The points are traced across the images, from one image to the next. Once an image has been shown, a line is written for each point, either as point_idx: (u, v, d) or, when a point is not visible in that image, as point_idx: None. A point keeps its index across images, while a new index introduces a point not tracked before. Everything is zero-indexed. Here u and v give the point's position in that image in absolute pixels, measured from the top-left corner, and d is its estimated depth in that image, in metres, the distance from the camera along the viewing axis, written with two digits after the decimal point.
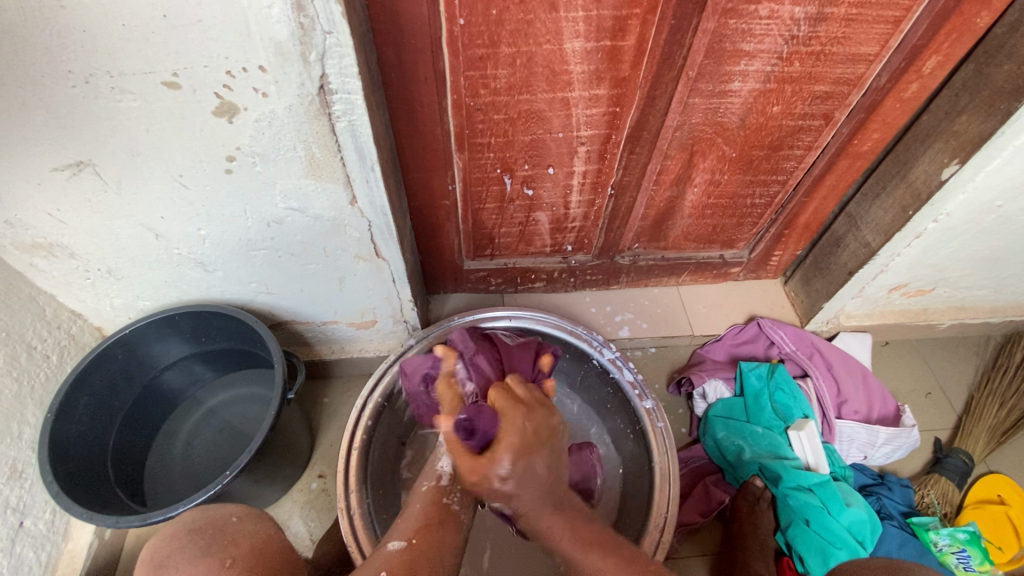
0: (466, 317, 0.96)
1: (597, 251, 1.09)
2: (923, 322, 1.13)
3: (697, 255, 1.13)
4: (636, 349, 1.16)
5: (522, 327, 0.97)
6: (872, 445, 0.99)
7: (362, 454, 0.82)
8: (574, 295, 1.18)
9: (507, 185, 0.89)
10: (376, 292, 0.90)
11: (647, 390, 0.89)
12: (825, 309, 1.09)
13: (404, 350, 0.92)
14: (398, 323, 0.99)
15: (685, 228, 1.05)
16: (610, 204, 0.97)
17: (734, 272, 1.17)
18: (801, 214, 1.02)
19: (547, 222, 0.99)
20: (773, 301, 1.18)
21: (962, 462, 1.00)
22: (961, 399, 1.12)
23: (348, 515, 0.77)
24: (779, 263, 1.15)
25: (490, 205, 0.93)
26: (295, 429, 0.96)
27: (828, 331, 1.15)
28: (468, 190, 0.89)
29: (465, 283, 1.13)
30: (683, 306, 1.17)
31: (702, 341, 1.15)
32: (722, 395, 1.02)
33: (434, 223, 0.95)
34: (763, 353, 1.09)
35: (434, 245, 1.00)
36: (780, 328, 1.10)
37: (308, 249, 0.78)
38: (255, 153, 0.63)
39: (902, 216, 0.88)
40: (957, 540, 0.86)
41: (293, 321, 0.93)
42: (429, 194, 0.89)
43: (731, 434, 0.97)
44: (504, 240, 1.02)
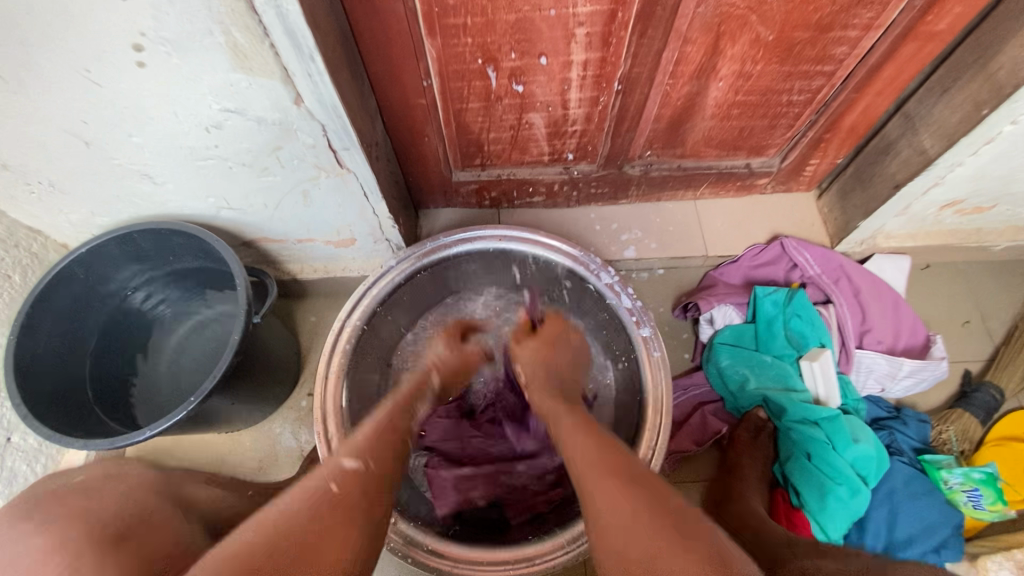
0: (451, 236, 0.88)
1: (603, 159, 0.95)
2: (974, 244, 0.99)
3: (720, 163, 0.98)
4: (642, 271, 1.06)
5: (512, 246, 0.88)
6: (892, 377, 0.91)
7: (338, 380, 0.79)
8: (577, 210, 1.07)
9: (492, 80, 0.75)
10: (348, 207, 0.81)
11: (646, 317, 0.82)
12: (861, 228, 0.96)
13: (384, 272, 0.85)
14: (379, 241, 0.92)
15: (705, 132, 0.90)
16: (617, 103, 0.82)
17: (761, 184, 1.03)
18: (848, 114, 0.86)
19: (543, 125, 0.86)
20: (803, 217, 1.05)
21: (990, 398, 0.91)
22: (1004, 327, 1.01)
23: (325, 440, 0.75)
24: (814, 173, 1.01)
25: (473, 105, 0.80)
26: (279, 349, 0.93)
27: (861, 253, 1.02)
28: (446, 84, 0.76)
29: (455, 197, 1.02)
30: (699, 224, 1.05)
31: (716, 263, 1.05)
32: (731, 322, 0.94)
33: (413, 128, 0.83)
34: (783, 277, 0.99)
35: (415, 154, 0.89)
36: (805, 249, 0.98)
37: (261, 159, 0.69)
38: (165, 40, 0.52)
39: (974, 116, 0.72)
40: (970, 479, 0.80)
41: (264, 238, 0.87)
42: (402, 92, 0.76)
43: (737, 365, 0.90)
44: (495, 147, 0.90)
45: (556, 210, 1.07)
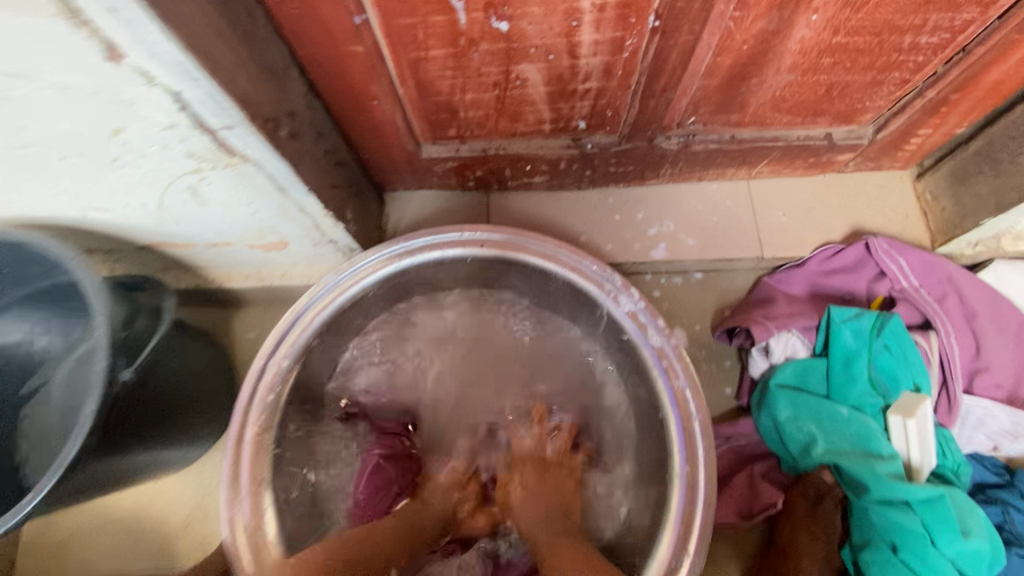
0: (414, 240, 0.64)
1: (627, 129, 0.69)
2: None
3: (789, 134, 0.71)
4: (673, 274, 0.82)
5: (500, 255, 0.65)
6: (1011, 433, 0.67)
7: (260, 443, 0.57)
8: (591, 193, 0.82)
9: (459, 14, 0.49)
10: (262, 204, 0.58)
11: (681, 362, 0.58)
12: (983, 226, 0.70)
13: (321, 290, 0.62)
14: (322, 243, 0.68)
15: (777, 91, 0.62)
16: (651, 48, 0.55)
17: (842, 160, 0.76)
18: (998, 63, 0.57)
19: (543, 81, 0.59)
20: (895, 206, 0.78)
21: None
22: None
23: (237, 529, 0.55)
24: (921, 146, 0.73)
25: (437, 53, 0.54)
26: (202, 380, 0.73)
27: (973, 257, 0.76)
28: (390, 21, 0.50)
29: (429, 177, 0.77)
30: (753, 214, 0.79)
31: (773, 266, 0.80)
32: (795, 354, 0.70)
33: (354, 89, 0.58)
34: (864, 290, 0.74)
35: (364, 123, 0.64)
36: (899, 253, 0.72)
37: (100, 146, 0.45)
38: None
39: None
40: None
41: (164, 243, 0.65)
42: (325, 36, 0.51)
43: (800, 416, 0.66)
44: (475, 114, 0.64)
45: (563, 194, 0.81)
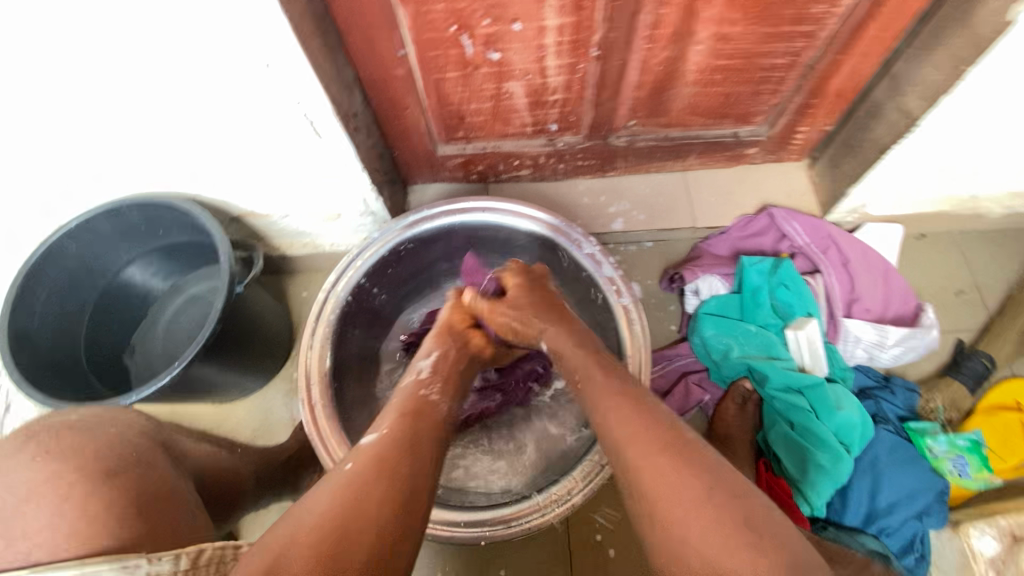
0: (433, 209, 0.88)
1: (587, 130, 0.95)
2: (969, 210, 0.98)
3: (706, 133, 0.97)
4: (630, 244, 1.06)
5: (494, 220, 0.89)
6: (881, 345, 0.89)
7: (323, 348, 0.80)
8: (565, 183, 1.07)
9: (467, 48, 0.76)
10: (330, 178, 0.83)
11: (626, 287, 0.82)
12: (850, 195, 0.95)
13: (368, 244, 0.86)
14: (365, 216, 0.93)
15: (689, 99, 0.89)
16: (596, 69, 0.81)
17: (750, 153, 1.02)
18: (834, 77, 0.84)
19: (523, 94, 0.86)
20: (794, 187, 1.03)
21: (981, 367, 0.90)
22: (998, 296, 0.99)
23: (309, 407, 0.77)
24: (804, 141, 0.99)
25: (451, 74, 0.80)
26: (269, 320, 0.95)
27: (852, 223, 1.01)
28: (422, 53, 0.76)
29: (442, 171, 1.03)
30: (688, 195, 1.04)
31: (706, 235, 1.04)
32: (717, 292, 0.94)
33: (394, 100, 0.84)
34: (771, 248, 0.98)
35: (397, 127, 0.90)
36: (793, 219, 0.96)
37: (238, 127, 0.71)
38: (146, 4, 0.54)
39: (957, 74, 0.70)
40: (955, 446, 0.80)
41: (251, 214, 0.89)
42: (379, 63, 0.77)
43: (720, 335, 0.89)
44: (477, 119, 0.90)
45: (544, 185, 1.07)
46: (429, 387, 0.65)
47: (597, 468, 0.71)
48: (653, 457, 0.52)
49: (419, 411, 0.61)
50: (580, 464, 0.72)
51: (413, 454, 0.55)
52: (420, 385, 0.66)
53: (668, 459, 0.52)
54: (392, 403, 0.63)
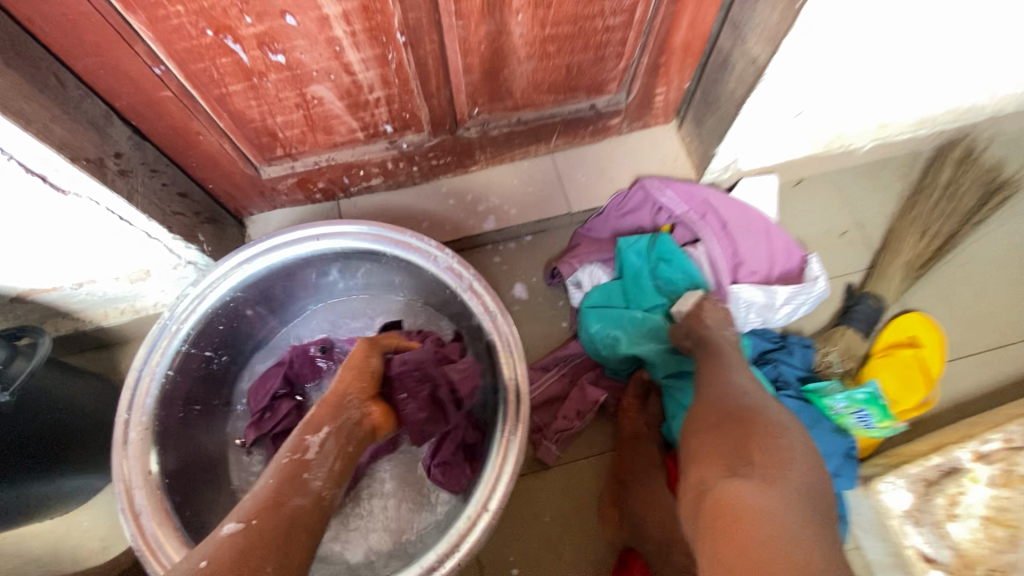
0: (256, 244, 0.74)
1: (429, 126, 0.84)
2: (839, 150, 0.94)
3: (562, 109, 0.89)
4: (508, 241, 0.97)
5: (335, 245, 0.76)
6: (771, 307, 0.85)
7: (142, 439, 0.65)
8: (427, 186, 0.96)
9: (240, 54, 0.62)
10: (111, 233, 0.67)
11: (493, 297, 0.72)
12: (719, 154, 0.89)
13: (181, 301, 0.71)
14: (180, 265, 0.78)
15: (530, 76, 0.80)
16: (410, 58, 0.70)
17: (614, 124, 0.94)
18: (675, 31, 0.77)
19: (336, 97, 0.73)
20: (666, 152, 0.97)
21: (870, 309, 0.88)
22: (880, 231, 0.97)
23: (133, 517, 0.62)
24: (667, 102, 0.92)
25: (235, 87, 0.67)
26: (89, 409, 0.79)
27: (729, 180, 0.96)
28: (186, 68, 0.62)
29: (277, 196, 0.89)
30: (558, 178, 0.96)
31: (584, 218, 0.96)
32: (599, 282, 0.88)
33: (175, 127, 0.69)
34: (650, 222, 0.91)
35: (198, 156, 0.75)
36: (668, 187, 0.90)
37: None
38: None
39: (789, 13, 0.64)
40: (854, 401, 0.75)
41: (33, 291, 0.72)
42: (133, 86, 0.62)
43: (607, 329, 0.82)
44: (292, 133, 0.77)
45: (402, 192, 0.95)
46: (316, 469, 0.56)
47: (479, 518, 0.61)
48: (734, 455, 0.52)
49: (280, 501, 0.52)
50: (462, 516, 0.62)
51: (277, 542, 0.49)
52: (304, 465, 0.56)
53: (733, 438, 0.54)
54: (260, 486, 0.54)
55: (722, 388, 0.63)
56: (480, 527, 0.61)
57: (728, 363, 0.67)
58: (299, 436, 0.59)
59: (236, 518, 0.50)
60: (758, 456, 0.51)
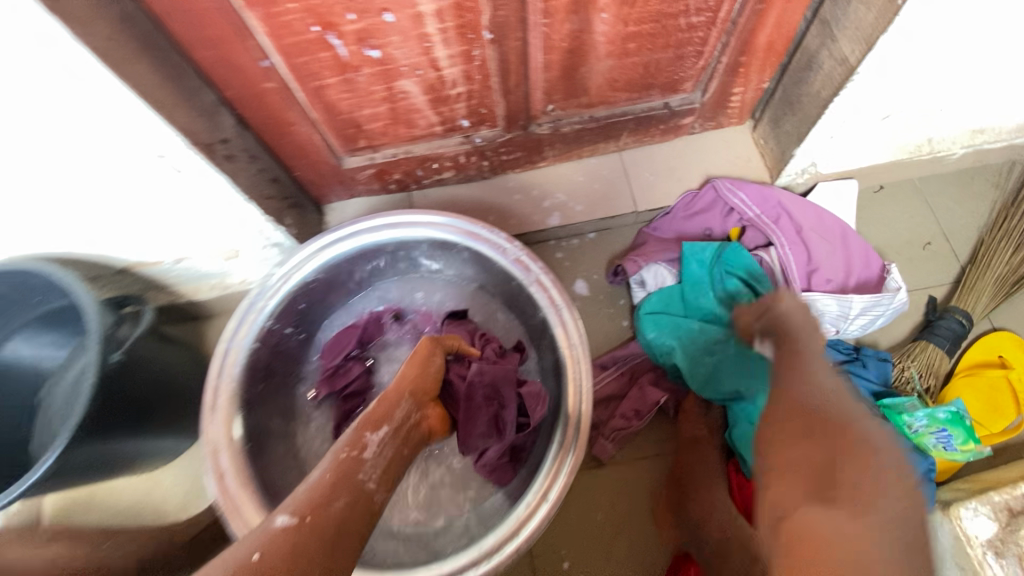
0: (342, 229, 0.79)
1: (504, 121, 0.86)
2: (928, 156, 0.90)
3: (635, 108, 0.89)
4: (572, 237, 0.98)
5: (411, 234, 0.79)
6: (846, 317, 0.81)
7: (230, 405, 0.71)
8: (494, 181, 0.99)
9: (340, 49, 0.66)
10: (210, 212, 0.73)
11: (561, 293, 0.74)
12: (797, 156, 0.87)
13: (270, 282, 0.76)
14: (268, 246, 0.83)
15: (607, 73, 0.80)
16: (494, 55, 0.72)
17: (687, 123, 0.93)
18: (760, 30, 0.76)
19: (421, 92, 0.76)
20: (738, 153, 0.95)
21: (956, 324, 0.83)
22: (969, 243, 0.92)
23: (217, 478, 0.67)
24: (743, 102, 0.91)
25: (331, 80, 0.71)
26: (180, 377, 0.85)
27: (805, 184, 0.93)
28: (290, 61, 0.67)
29: (356, 185, 0.94)
30: (626, 176, 0.96)
31: (650, 217, 0.96)
32: (663, 283, 0.86)
33: (274, 116, 0.74)
34: (720, 225, 0.90)
35: (290, 145, 0.80)
36: (740, 190, 0.89)
37: (80, 177, 0.61)
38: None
39: (887, 11, 0.61)
40: (935, 420, 0.73)
41: (139, 263, 0.79)
42: (242, 78, 0.67)
43: (670, 330, 0.82)
44: (376, 125, 0.81)
45: (471, 185, 0.98)
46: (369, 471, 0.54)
47: (538, 508, 0.63)
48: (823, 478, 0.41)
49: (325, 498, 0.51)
50: (523, 504, 0.65)
51: (321, 546, 0.47)
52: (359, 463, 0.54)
53: (826, 454, 0.43)
54: (315, 478, 0.53)
55: (805, 382, 0.50)
56: (540, 516, 0.63)
57: (808, 349, 0.54)
58: (358, 431, 0.57)
59: (289, 511, 0.49)
60: (851, 481, 0.41)
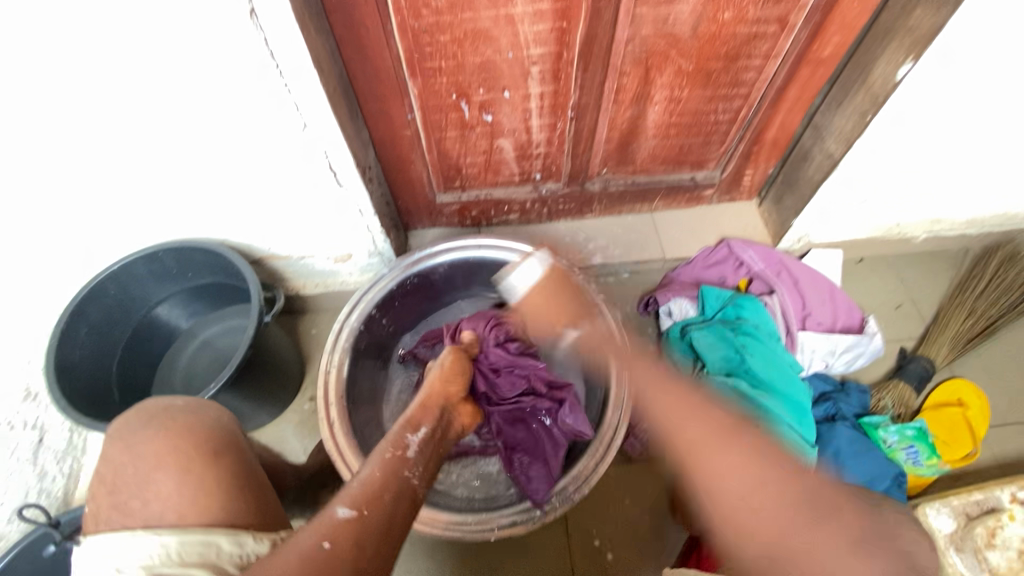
0: (437, 246, 0.99)
1: (567, 178, 1.10)
2: (897, 236, 1.13)
3: (668, 178, 1.13)
4: (609, 276, 1.19)
5: (490, 252, 0.99)
6: (834, 353, 1.01)
7: (340, 369, 0.88)
8: (548, 225, 1.21)
9: (465, 112, 0.91)
10: (345, 223, 0.93)
11: (609, 308, 0.91)
12: (795, 226, 1.10)
13: (377, 280, 0.96)
14: (374, 255, 1.03)
15: (651, 149, 1.05)
16: (572, 127, 0.97)
17: (707, 195, 1.18)
18: (768, 129, 1.01)
19: (512, 149, 1.01)
20: (747, 222, 1.19)
21: (922, 369, 1.02)
22: (931, 309, 1.13)
23: (329, 426, 0.84)
24: (752, 182, 1.15)
25: (451, 133, 0.95)
26: (284, 354, 1.01)
27: (800, 250, 1.16)
28: (427, 117, 0.91)
29: (440, 217, 1.16)
30: (656, 231, 1.19)
31: (674, 265, 1.18)
32: (687, 313, 1.06)
33: (400, 155, 0.97)
34: (732, 274, 1.11)
35: (402, 178, 1.03)
36: (749, 247, 1.10)
37: (271, 186, 0.82)
38: (211, 85, 0.66)
39: (862, 122, 0.87)
40: (906, 437, 0.91)
41: (272, 256, 0.99)
42: (389, 124, 0.91)
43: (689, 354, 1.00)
44: (471, 170, 1.04)
45: (530, 227, 1.20)
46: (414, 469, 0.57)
47: (587, 476, 0.80)
48: (717, 458, 0.75)
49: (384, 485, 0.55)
50: (578, 466, 0.81)
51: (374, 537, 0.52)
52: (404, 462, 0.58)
53: (711, 436, 0.77)
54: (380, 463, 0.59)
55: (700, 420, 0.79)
56: (591, 477, 0.80)
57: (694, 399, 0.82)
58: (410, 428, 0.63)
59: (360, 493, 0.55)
60: (714, 461, 0.74)
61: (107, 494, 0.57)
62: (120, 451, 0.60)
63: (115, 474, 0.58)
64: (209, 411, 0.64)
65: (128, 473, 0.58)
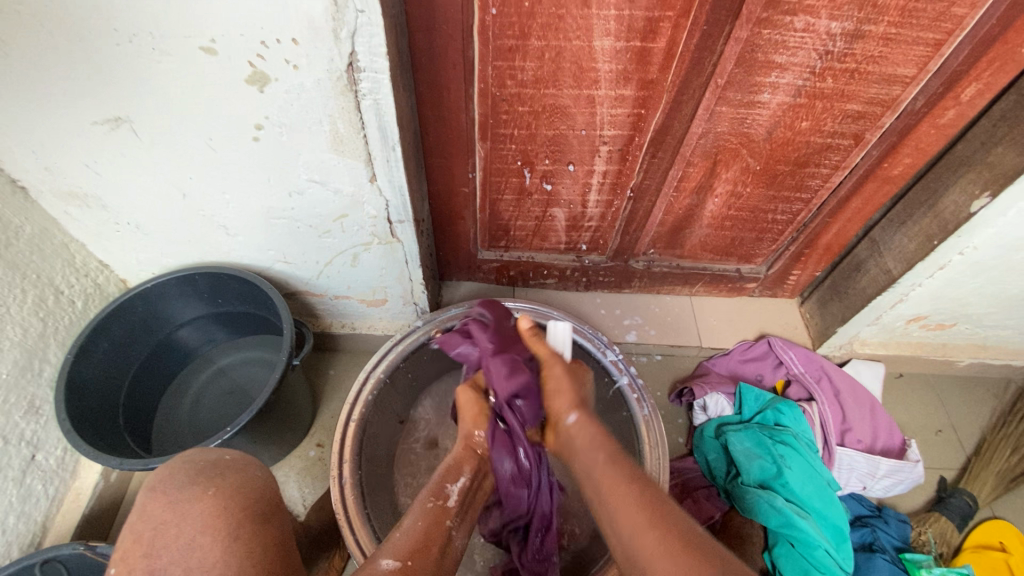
0: (475, 304, 0.96)
1: (612, 253, 1.08)
2: (942, 358, 1.10)
3: (713, 267, 1.11)
4: (641, 356, 1.15)
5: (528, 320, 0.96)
6: (873, 475, 0.96)
7: (358, 426, 0.83)
8: (585, 295, 1.18)
9: (527, 179, 0.90)
10: (388, 271, 0.90)
11: (646, 396, 0.87)
12: (838, 334, 1.07)
13: (410, 331, 0.92)
14: (408, 305, 1.00)
15: (703, 238, 1.04)
16: (628, 207, 0.96)
17: (750, 287, 1.15)
18: (823, 235, 1.00)
19: (564, 219, 1.00)
20: (788, 320, 1.16)
21: (964, 504, 0.97)
22: (973, 440, 1.08)
23: (339, 485, 0.78)
24: (797, 282, 1.13)
25: (508, 197, 0.94)
26: (300, 396, 0.97)
27: (840, 357, 1.12)
28: (488, 179, 0.90)
29: (477, 273, 1.14)
30: (694, 317, 1.16)
31: (709, 354, 1.14)
32: (722, 410, 1.02)
33: (453, 210, 0.96)
34: (769, 372, 1.07)
35: (450, 230, 1.01)
36: (790, 348, 1.07)
37: (324, 227, 0.80)
38: (295, 132, 0.65)
39: (927, 246, 0.86)
40: None
41: (306, 292, 0.95)
42: (449, 181, 0.90)
43: (722, 457, 0.96)
44: (519, 233, 1.03)
45: (565, 294, 1.18)
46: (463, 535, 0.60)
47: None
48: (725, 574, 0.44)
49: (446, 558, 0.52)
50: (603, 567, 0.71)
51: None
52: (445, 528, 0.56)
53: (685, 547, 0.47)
54: (411, 526, 0.59)
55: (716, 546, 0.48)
56: None
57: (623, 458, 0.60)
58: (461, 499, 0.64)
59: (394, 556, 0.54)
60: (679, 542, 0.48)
61: (143, 557, 0.49)
62: (173, 508, 0.52)
63: (151, 535, 0.50)
64: (257, 472, 0.58)
65: (171, 535, 0.50)
